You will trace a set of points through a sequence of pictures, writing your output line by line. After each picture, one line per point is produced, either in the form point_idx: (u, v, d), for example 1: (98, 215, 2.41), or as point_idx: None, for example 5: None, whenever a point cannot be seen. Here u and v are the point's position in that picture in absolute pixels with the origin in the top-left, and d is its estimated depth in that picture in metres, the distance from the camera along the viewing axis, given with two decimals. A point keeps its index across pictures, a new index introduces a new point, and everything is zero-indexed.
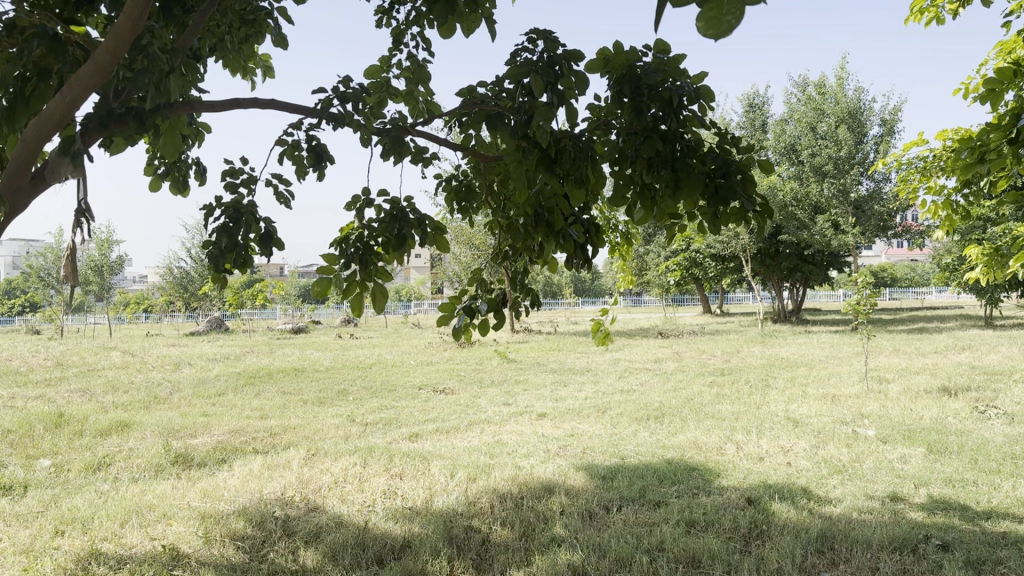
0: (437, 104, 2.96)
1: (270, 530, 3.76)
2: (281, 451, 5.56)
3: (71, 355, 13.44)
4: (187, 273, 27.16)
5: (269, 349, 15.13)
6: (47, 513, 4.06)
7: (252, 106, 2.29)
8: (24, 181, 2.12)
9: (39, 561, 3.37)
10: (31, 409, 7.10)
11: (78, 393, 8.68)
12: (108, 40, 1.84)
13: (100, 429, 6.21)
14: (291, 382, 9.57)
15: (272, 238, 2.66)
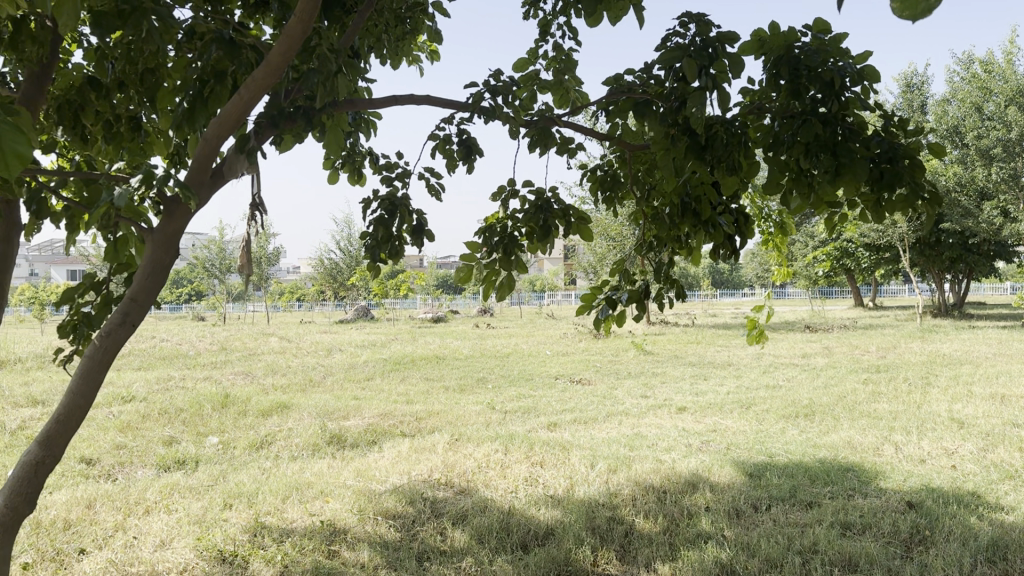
0: (583, 94, 2.95)
1: (419, 510, 3.89)
2: (427, 435, 5.74)
3: (233, 340, 14.42)
4: (336, 264, 28.46)
5: (411, 337, 15.67)
6: (217, 486, 4.38)
7: (409, 103, 2.36)
8: (203, 175, 2.26)
9: (211, 531, 3.64)
10: (200, 390, 7.67)
11: (241, 375, 9.30)
12: (281, 42, 1.95)
13: (261, 410, 6.63)
14: (433, 369, 9.87)
15: (423, 230, 2.74)
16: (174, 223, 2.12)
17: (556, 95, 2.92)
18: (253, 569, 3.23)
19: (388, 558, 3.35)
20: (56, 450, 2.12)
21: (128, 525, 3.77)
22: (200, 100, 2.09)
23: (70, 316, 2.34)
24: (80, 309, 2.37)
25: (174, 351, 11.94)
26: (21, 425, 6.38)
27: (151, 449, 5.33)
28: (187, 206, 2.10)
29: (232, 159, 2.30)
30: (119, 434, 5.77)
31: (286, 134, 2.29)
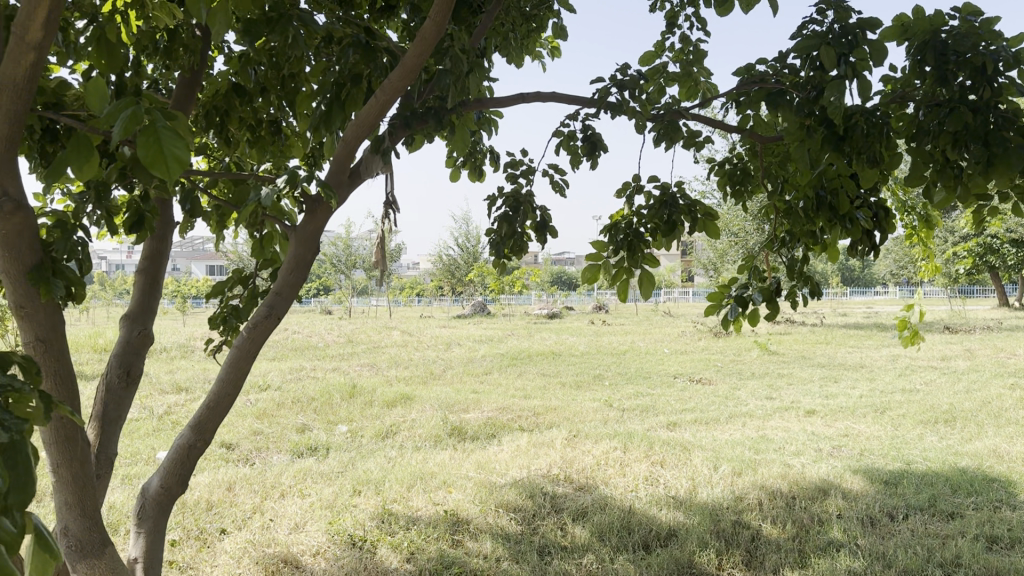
0: (711, 87, 2.89)
1: (539, 504, 3.92)
2: (546, 430, 5.77)
3: (358, 333, 14.96)
4: (454, 260, 29.02)
5: (527, 332, 15.80)
6: (346, 473, 4.56)
7: (536, 101, 2.37)
8: (341, 175, 2.36)
9: (342, 516, 3.79)
10: (328, 380, 8.00)
11: (366, 367, 9.63)
12: (415, 44, 2.00)
13: (386, 400, 6.84)
14: (550, 364, 9.93)
15: (547, 227, 2.75)
16: (315, 221, 2.21)
17: (684, 87, 2.86)
18: (381, 556, 3.35)
19: (510, 549, 3.40)
20: (206, 435, 2.25)
21: (265, 508, 3.98)
22: (336, 102, 2.18)
23: (220, 309, 2.48)
24: (228, 303, 2.52)
25: (303, 343, 12.50)
26: (169, 409, 6.83)
27: (284, 436, 5.59)
28: (327, 205, 2.18)
29: (368, 159, 2.38)
30: (255, 420, 6.09)
31: (417, 133, 2.36)
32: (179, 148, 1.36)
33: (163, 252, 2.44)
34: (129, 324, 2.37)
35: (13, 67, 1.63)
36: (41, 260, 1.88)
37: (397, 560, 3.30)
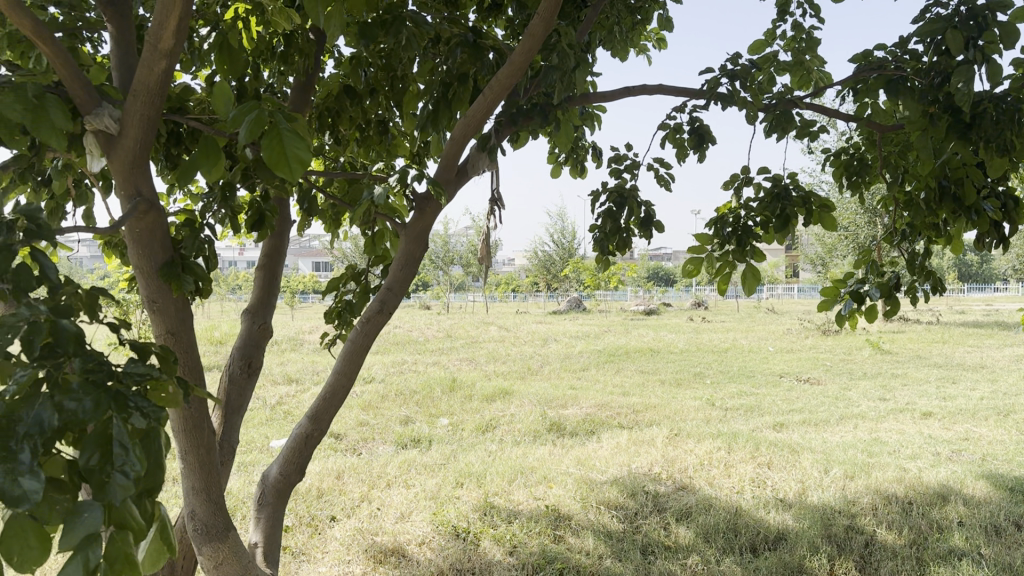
0: (824, 75, 2.79)
1: (642, 503, 3.89)
2: (647, 428, 5.72)
3: (457, 328, 15.19)
4: (550, 256, 29.07)
5: (625, 329, 15.69)
6: (448, 465, 4.63)
7: (642, 94, 2.35)
8: (450, 172, 2.39)
9: (446, 508, 3.86)
10: (430, 374, 8.16)
11: (465, 362, 9.77)
12: (523, 41, 2.00)
13: (485, 395, 6.92)
14: (649, 361, 9.82)
15: (652, 222, 2.72)
16: (424, 218, 2.26)
17: (796, 76, 2.78)
18: (485, 548, 3.39)
19: (613, 547, 3.39)
20: (322, 425, 2.32)
21: (372, 497, 4.09)
22: (443, 102, 2.22)
23: (334, 303, 2.57)
24: (343, 297, 2.60)
25: (404, 337, 12.78)
26: (279, 400, 7.11)
27: (389, 427, 5.73)
28: (436, 202, 2.23)
29: (475, 156, 2.40)
30: (361, 412, 6.27)
31: (523, 130, 2.37)
32: (301, 149, 1.40)
33: (281, 249, 2.55)
34: (249, 318, 2.47)
35: (147, 73, 1.72)
36: (172, 257, 1.99)
37: (500, 553, 3.34)
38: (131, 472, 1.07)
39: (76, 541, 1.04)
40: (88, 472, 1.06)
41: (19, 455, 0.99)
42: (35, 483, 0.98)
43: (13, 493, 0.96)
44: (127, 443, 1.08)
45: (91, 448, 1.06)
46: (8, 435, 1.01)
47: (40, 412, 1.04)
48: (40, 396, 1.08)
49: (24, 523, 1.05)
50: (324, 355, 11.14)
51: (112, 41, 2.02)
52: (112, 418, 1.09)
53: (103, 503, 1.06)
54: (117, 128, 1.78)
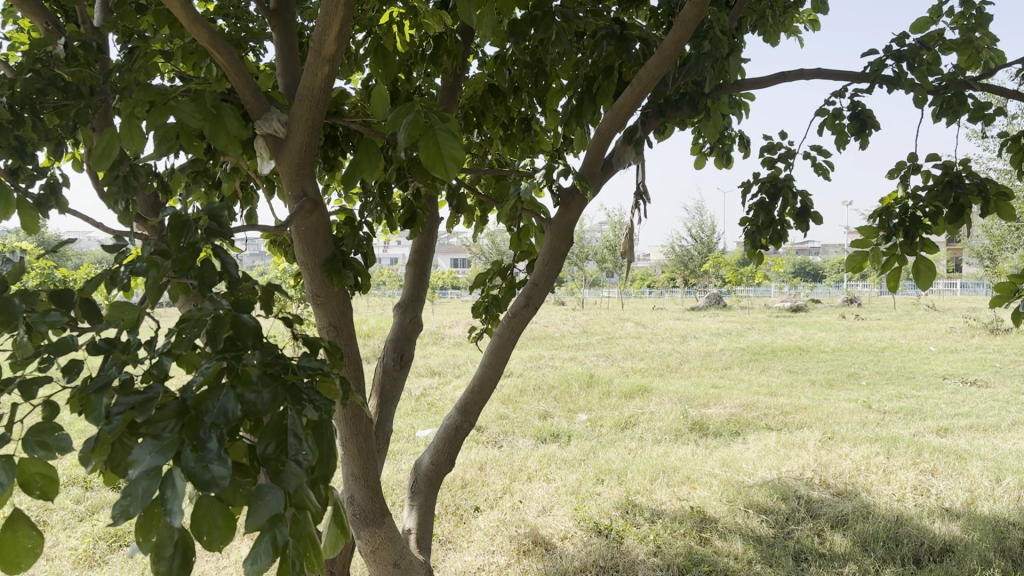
0: (998, 53, 2.58)
1: (793, 507, 3.76)
2: (796, 431, 5.51)
3: (594, 324, 15.18)
4: (688, 251, 28.52)
5: (768, 326, 15.18)
6: (588, 461, 4.63)
7: (799, 79, 2.25)
8: (597, 165, 2.38)
9: (587, 504, 3.87)
10: (569, 369, 8.19)
11: (603, 358, 9.74)
12: (675, 30, 1.96)
13: (624, 391, 6.87)
14: (796, 361, 9.45)
15: (808, 213, 2.60)
16: (569, 213, 2.26)
17: (965, 56, 2.59)
18: (628, 546, 3.37)
19: (763, 552, 3.29)
20: (471, 416, 2.37)
21: (514, 489, 4.14)
22: (588, 96, 2.21)
23: (482, 298, 2.61)
24: (490, 292, 2.64)
25: (541, 333, 12.90)
26: (423, 392, 7.34)
27: (529, 422, 5.79)
28: (581, 197, 2.23)
29: (621, 149, 2.38)
30: (501, 405, 6.38)
31: (671, 121, 2.33)
32: (454, 147, 1.42)
33: (429, 246, 2.61)
34: (401, 312, 2.56)
35: (311, 79, 1.80)
36: (333, 253, 2.10)
37: (644, 552, 3.31)
38: (302, 461, 1.12)
39: (261, 522, 1.07)
40: (266, 460, 1.11)
41: (207, 444, 1.06)
42: (223, 470, 1.04)
43: (203, 479, 1.03)
44: (300, 433, 1.13)
45: (268, 437, 1.12)
46: (198, 426, 1.08)
47: (225, 403, 1.11)
48: (224, 387, 1.15)
49: (212, 507, 1.11)
50: (464, 350, 11.41)
51: (276, 49, 2.13)
52: (286, 409, 1.16)
53: (281, 488, 1.10)
54: (284, 132, 1.90)
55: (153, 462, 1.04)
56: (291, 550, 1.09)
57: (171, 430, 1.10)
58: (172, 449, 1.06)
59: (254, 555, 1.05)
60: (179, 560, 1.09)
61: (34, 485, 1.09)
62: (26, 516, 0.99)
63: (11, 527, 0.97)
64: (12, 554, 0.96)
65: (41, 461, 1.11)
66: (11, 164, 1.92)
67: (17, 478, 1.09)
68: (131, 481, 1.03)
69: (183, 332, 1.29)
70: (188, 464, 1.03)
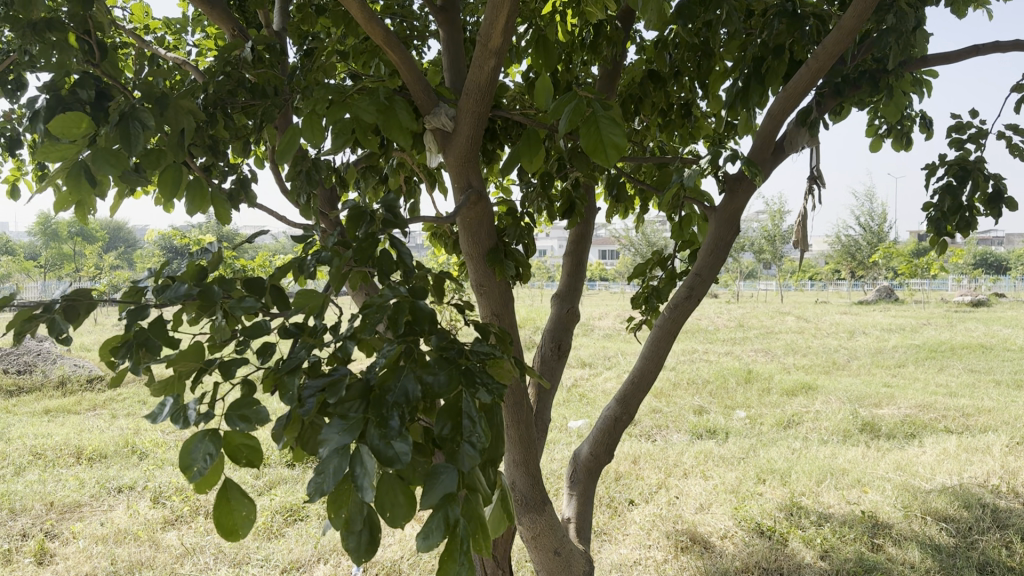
0: None
1: (978, 517, 3.49)
2: (980, 435, 5.10)
3: (752, 318, 14.72)
4: (852, 241, 27.07)
5: (946, 322, 14.15)
6: (748, 459, 4.49)
7: (993, 52, 2.07)
8: (767, 149, 2.29)
9: (748, 503, 3.75)
10: (726, 364, 7.97)
11: (762, 353, 9.42)
12: (856, 5, 1.85)
13: (786, 389, 6.61)
14: (979, 359, 8.75)
15: (1002, 198, 2.40)
16: (735, 201, 2.19)
17: None
18: (793, 548, 3.25)
19: (943, 562, 3.08)
20: (630, 409, 2.34)
21: (670, 484, 4.08)
22: (756, 77, 2.13)
23: (642, 289, 2.58)
24: (649, 283, 2.61)
25: (696, 327, 12.64)
26: (576, 383, 7.36)
27: (684, 417, 5.68)
28: (749, 183, 2.15)
29: (793, 132, 2.28)
30: (655, 399, 6.30)
31: (848, 100, 2.20)
32: (616, 134, 1.39)
33: (587, 235, 2.59)
34: (559, 302, 2.56)
35: (478, 72, 1.83)
36: (496, 244, 2.12)
37: (810, 556, 3.18)
38: (476, 443, 1.12)
39: (434, 500, 1.08)
40: (443, 441, 1.12)
41: (389, 422, 1.08)
42: (405, 447, 1.06)
43: (387, 454, 1.05)
44: (473, 416, 1.14)
45: (443, 418, 1.14)
46: (381, 405, 1.11)
47: (405, 384, 1.14)
48: (403, 368, 1.18)
49: (393, 484, 1.14)
50: (616, 342, 11.34)
51: (444, 45, 2.18)
52: (462, 391, 1.17)
53: (457, 468, 1.10)
54: (451, 125, 1.94)
55: (341, 439, 1.08)
56: (462, 530, 1.08)
57: (356, 410, 1.15)
58: (358, 428, 1.10)
59: (428, 530, 1.05)
60: (364, 538, 1.11)
61: (240, 454, 1.17)
62: (234, 484, 1.05)
63: (222, 494, 1.04)
64: (231, 522, 1.03)
65: (242, 433, 1.19)
66: (207, 159, 2.08)
67: (224, 448, 1.17)
68: (324, 457, 1.09)
69: (366, 316, 1.34)
70: (372, 441, 1.06)
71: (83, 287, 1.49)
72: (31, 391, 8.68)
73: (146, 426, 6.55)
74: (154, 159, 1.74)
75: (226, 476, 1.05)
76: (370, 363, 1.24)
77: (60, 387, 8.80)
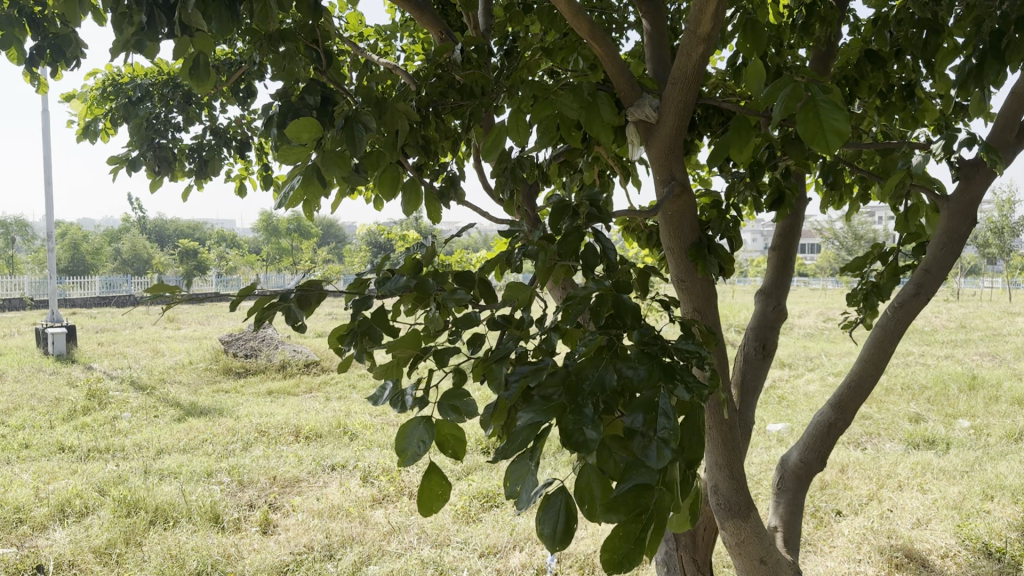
0: None
1: None
2: None
3: (975, 318, 13.46)
4: None
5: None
6: (973, 474, 4.11)
7: None
8: (1009, 133, 2.08)
9: (973, 521, 3.44)
10: (945, 368, 7.34)
11: (989, 357, 8.59)
12: None
13: (1018, 398, 5.99)
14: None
15: None
16: (972, 188, 2.00)
17: None
18: None
19: None
20: (847, 415, 2.21)
21: (882, 496, 3.82)
22: (992, 52, 1.92)
23: (860, 286, 2.42)
24: (868, 279, 2.45)
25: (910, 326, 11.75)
26: (774, 384, 7.07)
27: (897, 424, 5.30)
28: (987, 170, 1.97)
29: None
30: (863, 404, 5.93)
31: None
32: (837, 117, 1.25)
33: (796, 230, 2.47)
34: (765, 298, 2.45)
35: (685, 60, 1.78)
36: (700, 238, 2.06)
37: None
38: (670, 439, 0.98)
39: (622, 492, 0.99)
40: (635, 433, 1.01)
41: (584, 409, 1.05)
42: (595, 434, 1.03)
43: (576, 439, 1.03)
44: (670, 411, 1.01)
45: (637, 410, 1.03)
46: (576, 392, 1.08)
47: (603, 373, 1.09)
48: (603, 360, 1.13)
49: (593, 476, 1.11)
50: (819, 341, 10.80)
51: (647, 36, 2.15)
52: (659, 387, 1.06)
53: (648, 464, 0.98)
54: (656, 116, 1.91)
55: (536, 419, 1.07)
56: (647, 516, 0.98)
57: (558, 395, 1.13)
58: (553, 410, 1.08)
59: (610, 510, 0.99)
60: (559, 525, 1.09)
61: (448, 445, 1.21)
62: (439, 471, 1.11)
63: (426, 483, 1.10)
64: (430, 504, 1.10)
65: (452, 423, 1.22)
66: (419, 159, 2.17)
67: (435, 437, 1.21)
68: (515, 431, 1.08)
69: (570, 308, 1.33)
70: (567, 425, 1.05)
71: (314, 278, 1.60)
72: (257, 373, 9.55)
73: (355, 409, 7.01)
74: (373, 161, 1.85)
75: (433, 465, 1.11)
76: (573, 352, 1.23)
77: (281, 370, 9.62)
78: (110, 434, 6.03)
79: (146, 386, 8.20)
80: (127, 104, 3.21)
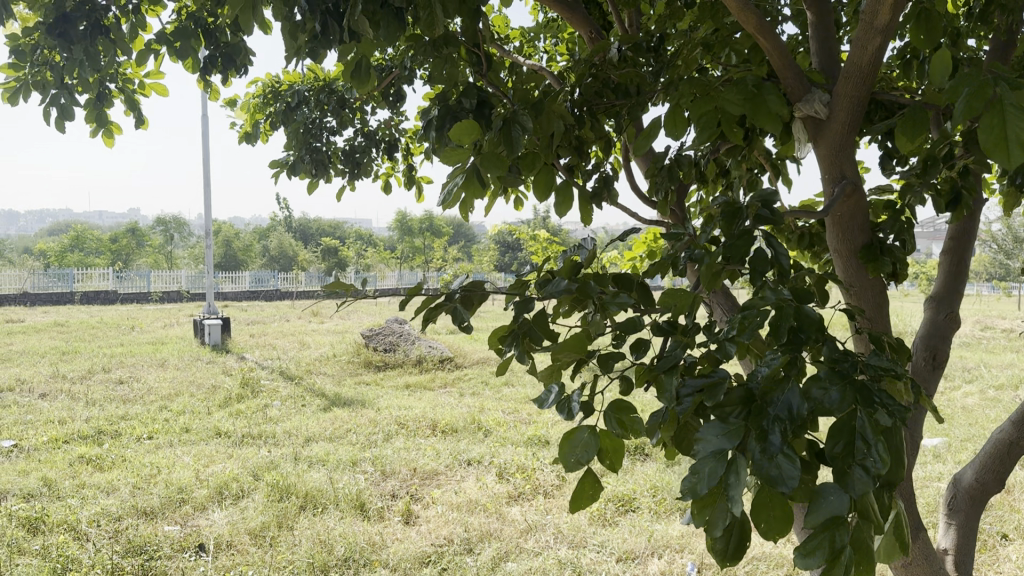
0: None
1: None
2: None
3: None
4: None
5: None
6: None
7: None
8: None
9: None
10: None
11: None
12: None
13: None
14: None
15: None
16: None
17: None
18: None
19: None
20: None
21: None
22: None
23: None
24: None
25: None
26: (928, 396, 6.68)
27: None
28: None
29: None
30: None
31: None
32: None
33: (970, 233, 2.31)
34: (936, 305, 2.31)
35: (861, 52, 1.70)
36: (871, 239, 1.95)
37: None
38: (871, 469, 0.94)
39: (819, 521, 0.97)
40: (831, 461, 0.97)
41: (770, 437, 0.97)
42: (792, 468, 0.95)
43: (770, 472, 0.95)
44: (869, 437, 0.95)
45: (833, 437, 0.98)
46: (761, 415, 1.00)
47: (790, 397, 1.00)
48: (789, 380, 1.04)
49: (767, 496, 1.02)
50: (976, 351, 10.11)
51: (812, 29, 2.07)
52: (855, 411, 0.98)
53: (847, 493, 0.96)
54: (826, 111, 1.82)
55: (720, 444, 1.01)
56: (847, 557, 0.95)
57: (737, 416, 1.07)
58: (739, 435, 1.01)
59: (811, 554, 0.98)
60: (733, 542, 1.08)
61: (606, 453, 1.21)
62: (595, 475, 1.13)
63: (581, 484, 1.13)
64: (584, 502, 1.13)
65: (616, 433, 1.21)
66: (571, 161, 2.16)
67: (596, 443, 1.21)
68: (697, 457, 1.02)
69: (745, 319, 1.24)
70: (753, 454, 0.97)
71: (478, 278, 1.61)
72: (393, 367, 9.85)
73: (490, 405, 7.11)
74: (529, 163, 1.84)
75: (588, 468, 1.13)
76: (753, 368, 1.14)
77: (417, 365, 9.88)
78: (263, 421, 6.37)
79: (294, 375, 8.62)
80: (286, 109, 3.36)
